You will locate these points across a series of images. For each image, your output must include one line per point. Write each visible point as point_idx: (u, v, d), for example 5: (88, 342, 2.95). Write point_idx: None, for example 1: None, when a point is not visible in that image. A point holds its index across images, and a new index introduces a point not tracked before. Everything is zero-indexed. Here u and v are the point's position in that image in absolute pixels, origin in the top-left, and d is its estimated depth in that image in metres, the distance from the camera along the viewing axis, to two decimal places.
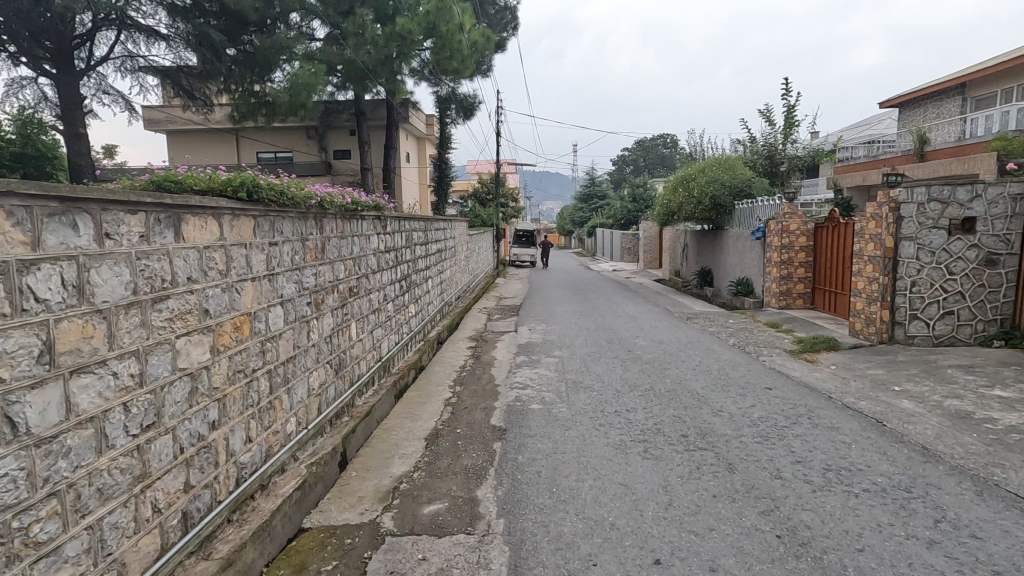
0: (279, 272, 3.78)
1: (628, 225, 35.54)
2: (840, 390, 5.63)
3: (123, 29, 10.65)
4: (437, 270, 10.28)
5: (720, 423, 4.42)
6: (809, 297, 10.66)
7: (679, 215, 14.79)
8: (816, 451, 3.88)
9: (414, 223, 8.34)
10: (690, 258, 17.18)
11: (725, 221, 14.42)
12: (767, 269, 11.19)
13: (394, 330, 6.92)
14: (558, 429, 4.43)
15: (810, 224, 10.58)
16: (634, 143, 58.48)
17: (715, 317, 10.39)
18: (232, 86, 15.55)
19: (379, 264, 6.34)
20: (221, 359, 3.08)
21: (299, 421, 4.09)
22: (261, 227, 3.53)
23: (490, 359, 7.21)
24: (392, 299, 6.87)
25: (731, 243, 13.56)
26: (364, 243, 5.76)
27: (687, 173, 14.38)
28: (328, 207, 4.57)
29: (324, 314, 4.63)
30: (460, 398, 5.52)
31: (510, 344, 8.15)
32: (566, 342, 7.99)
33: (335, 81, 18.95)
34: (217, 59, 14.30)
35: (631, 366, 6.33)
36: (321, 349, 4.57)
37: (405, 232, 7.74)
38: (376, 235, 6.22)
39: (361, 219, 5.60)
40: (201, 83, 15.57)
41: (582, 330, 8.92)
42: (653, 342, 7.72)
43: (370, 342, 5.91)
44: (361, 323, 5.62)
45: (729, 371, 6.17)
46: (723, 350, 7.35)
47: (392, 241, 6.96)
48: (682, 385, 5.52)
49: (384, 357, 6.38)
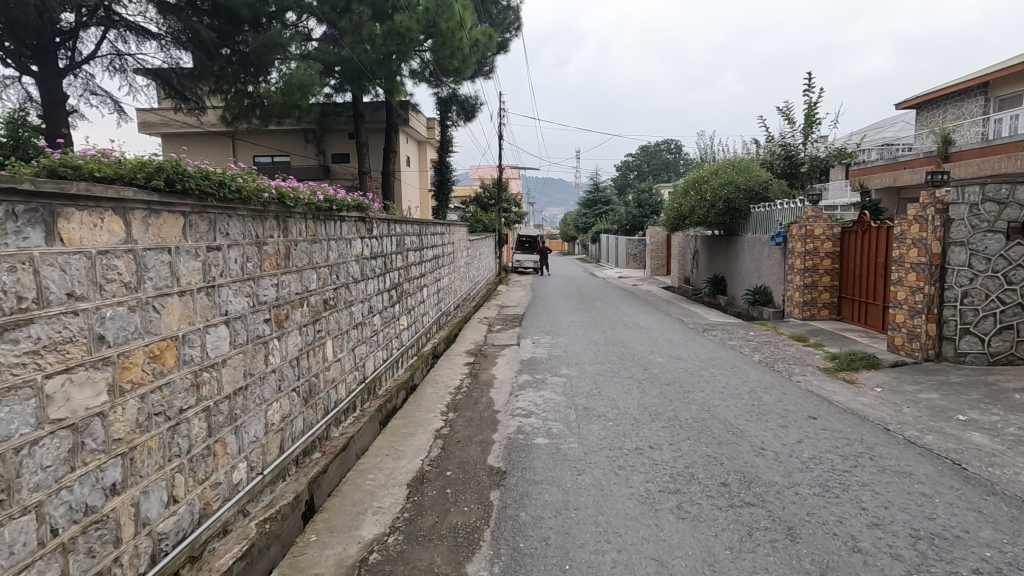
0: (221, 283, 3.03)
1: (633, 230, 34.77)
2: (896, 419, 4.82)
3: (111, 26, 10.08)
4: (434, 277, 9.54)
5: (766, 467, 3.64)
6: (836, 307, 9.87)
7: (691, 219, 14.03)
8: (894, 509, 3.10)
9: (406, 226, 7.59)
10: (701, 265, 16.38)
11: (740, 226, 13.66)
12: (789, 276, 10.40)
13: (381, 346, 6.16)
14: (569, 472, 3.65)
15: (836, 228, 9.79)
16: (638, 149, 57.85)
17: (734, 328, 9.60)
18: (224, 86, 14.90)
19: (363, 272, 5.58)
20: (126, 402, 2.32)
21: (250, 467, 3.33)
22: (195, 226, 2.79)
23: (490, 378, 6.43)
24: (378, 312, 6.12)
25: (746, 249, 12.80)
26: (344, 247, 5.01)
27: (699, 175, 13.63)
28: (294, 205, 3.82)
29: (288, 333, 3.87)
30: (452, 428, 4.73)
31: (511, 360, 7.38)
32: (574, 358, 7.22)
33: (332, 82, 18.41)
34: (209, 57, 13.66)
35: (649, 388, 5.56)
36: (285, 375, 3.82)
37: (396, 236, 7.00)
38: (359, 239, 5.47)
39: (340, 220, 4.85)
40: (193, 83, 14.92)
41: (591, 344, 8.15)
42: (671, 359, 6.94)
43: (350, 362, 5.16)
44: (339, 340, 4.87)
45: (762, 395, 5.38)
46: (749, 368, 6.56)
47: (379, 246, 6.22)
48: (711, 413, 4.75)
49: (368, 378, 5.61)
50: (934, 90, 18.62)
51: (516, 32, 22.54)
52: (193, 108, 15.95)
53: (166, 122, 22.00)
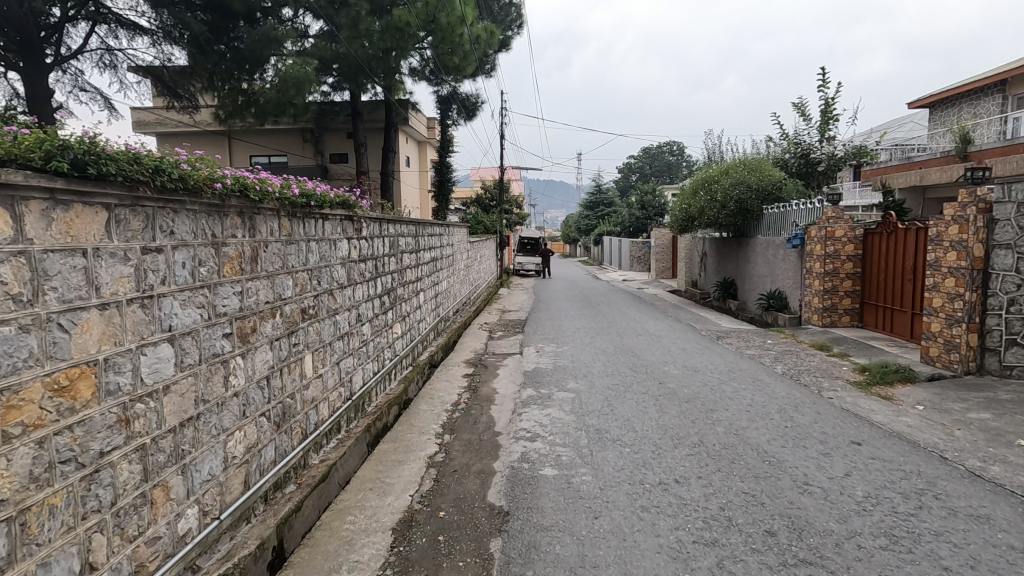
0: (163, 293, 2.49)
1: (636, 233, 34.21)
2: (950, 443, 4.26)
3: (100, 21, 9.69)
4: (431, 282, 9.01)
5: (816, 510, 3.09)
6: (858, 314, 9.32)
7: (700, 220, 13.49)
8: (985, 569, 2.54)
9: (401, 226, 7.03)
10: (710, 269, 15.82)
11: (752, 227, 13.12)
12: (806, 281, 9.86)
13: (371, 356, 5.63)
14: (584, 515, 3.09)
15: (859, 229, 9.23)
16: (640, 151, 57.31)
17: (750, 336, 9.04)
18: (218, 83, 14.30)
19: (350, 276, 5.03)
20: (13, 451, 1.77)
21: (204, 512, 2.78)
22: (124, 223, 2.25)
23: (490, 393, 5.88)
24: (368, 320, 5.57)
25: (759, 252, 12.25)
26: (328, 249, 4.47)
27: (709, 174, 13.11)
28: (264, 200, 3.28)
29: (255, 350, 3.33)
30: (448, 455, 4.18)
31: (514, 371, 6.83)
32: (582, 369, 6.68)
33: (329, 80, 17.93)
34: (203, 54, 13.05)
35: (667, 407, 5.00)
36: (250, 398, 3.27)
37: (390, 236, 6.46)
38: (345, 240, 4.92)
39: (321, 218, 4.30)
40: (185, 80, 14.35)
41: (599, 354, 7.59)
42: (687, 371, 6.39)
43: (334, 377, 4.61)
44: (320, 354, 4.32)
45: (794, 414, 4.83)
46: (775, 382, 6.01)
47: (370, 247, 5.68)
48: (742, 439, 4.20)
49: (355, 395, 5.07)
50: (950, 88, 18.06)
51: (518, 29, 22.03)
52: (186, 106, 15.42)
53: (160, 120, 21.47)
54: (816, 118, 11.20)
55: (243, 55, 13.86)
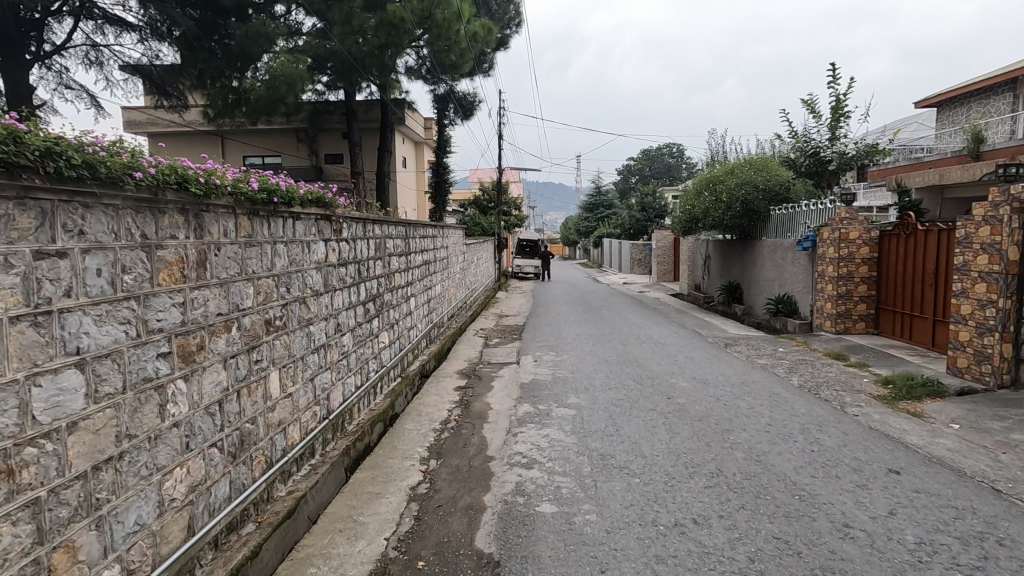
0: (66, 308, 2.01)
1: (636, 234, 33.75)
2: (1000, 471, 3.78)
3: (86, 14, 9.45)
4: (424, 286, 8.55)
5: (863, 562, 2.61)
6: (873, 320, 8.85)
7: (704, 222, 13.04)
8: None
9: (388, 227, 6.55)
10: (714, 272, 15.36)
11: (758, 229, 12.66)
12: (818, 285, 9.40)
13: (352, 369, 5.14)
14: (590, 569, 2.61)
15: (874, 231, 8.76)
16: (640, 152, 56.93)
17: (760, 344, 8.58)
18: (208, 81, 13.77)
19: (326, 282, 4.55)
20: None
21: (129, 572, 2.31)
22: (3, 220, 1.77)
23: (484, 409, 5.39)
24: (349, 329, 5.08)
25: (766, 255, 11.79)
26: (299, 252, 3.99)
27: (713, 174, 12.66)
28: (212, 195, 2.80)
29: (204, 370, 2.85)
30: (433, 485, 3.70)
31: (510, 383, 6.35)
32: (583, 381, 6.20)
33: (323, 78, 17.49)
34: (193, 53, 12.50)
35: (678, 427, 4.53)
36: (196, 428, 2.78)
37: (375, 238, 5.98)
38: (320, 242, 4.43)
39: (290, 218, 3.82)
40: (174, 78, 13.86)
41: (601, 363, 7.12)
42: (697, 384, 5.92)
43: (306, 395, 4.12)
44: (288, 370, 3.83)
45: (820, 436, 4.35)
46: (793, 396, 5.53)
47: (352, 250, 5.21)
48: (765, 467, 3.71)
49: (333, 413, 4.60)
50: (959, 86, 17.58)
51: (517, 28, 21.59)
52: (175, 105, 14.96)
53: (152, 120, 20.98)
54: (826, 115, 10.73)
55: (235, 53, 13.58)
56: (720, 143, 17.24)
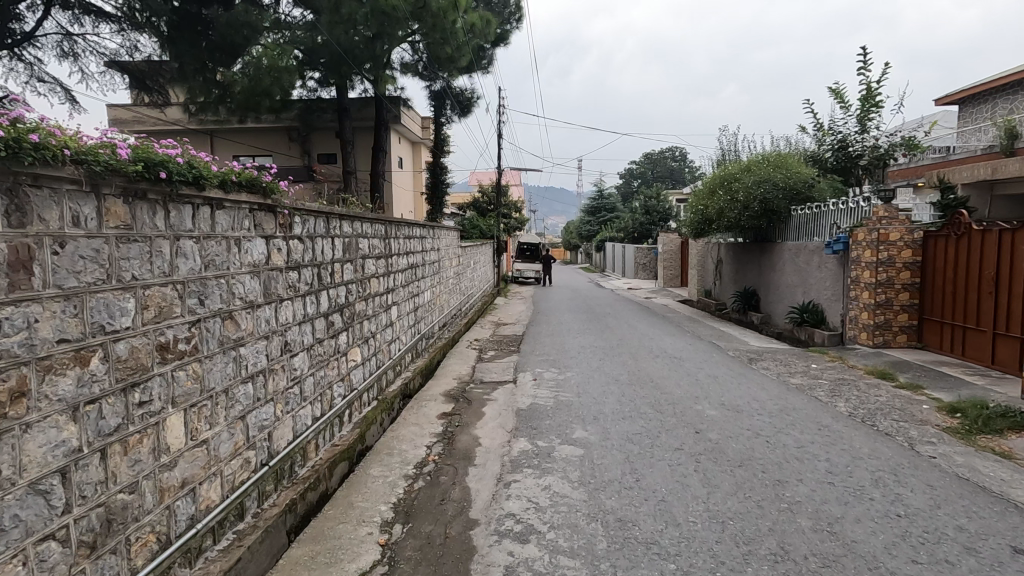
0: None
1: (640, 238, 32.85)
2: None
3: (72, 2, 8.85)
4: (409, 293, 7.58)
5: None
6: (916, 332, 7.86)
7: (718, 223, 12.09)
8: None
9: (362, 224, 5.58)
10: (726, 278, 14.38)
11: (777, 231, 11.68)
12: (851, 293, 8.41)
13: (306, 398, 4.16)
14: None
15: (917, 233, 7.76)
16: (643, 156, 56.10)
17: (789, 358, 7.61)
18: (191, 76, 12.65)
19: (266, 291, 3.56)
20: None
21: None
22: None
23: (470, 446, 4.39)
24: (303, 348, 4.11)
25: (787, 259, 10.83)
26: (219, 252, 3.01)
27: (728, 171, 11.75)
28: (31, 161, 1.82)
29: (26, 429, 1.87)
30: (392, 569, 2.71)
31: (504, 410, 5.38)
32: (591, 408, 5.23)
33: (313, 73, 16.59)
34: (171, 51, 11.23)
35: (716, 477, 3.55)
36: (6, 519, 1.81)
37: (343, 238, 5.02)
38: (259, 240, 3.47)
39: (203, 205, 2.84)
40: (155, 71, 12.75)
41: (611, 384, 6.14)
42: (727, 412, 4.96)
43: (230, 440, 3.13)
44: (200, 411, 2.84)
45: (901, 492, 3.36)
46: (850, 432, 4.52)
47: (308, 252, 4.23)
48: (847, 547, 2.72)
49: (275, 457, 3.62)
50: (984, 82, 16.56)
51: (517, 23, 20.67)
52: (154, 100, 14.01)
53: (137, 119, 20.11)
54: (854, 106, 9.77)
55: (219, 44, 12.45)
56: (732, 140, 16.26)
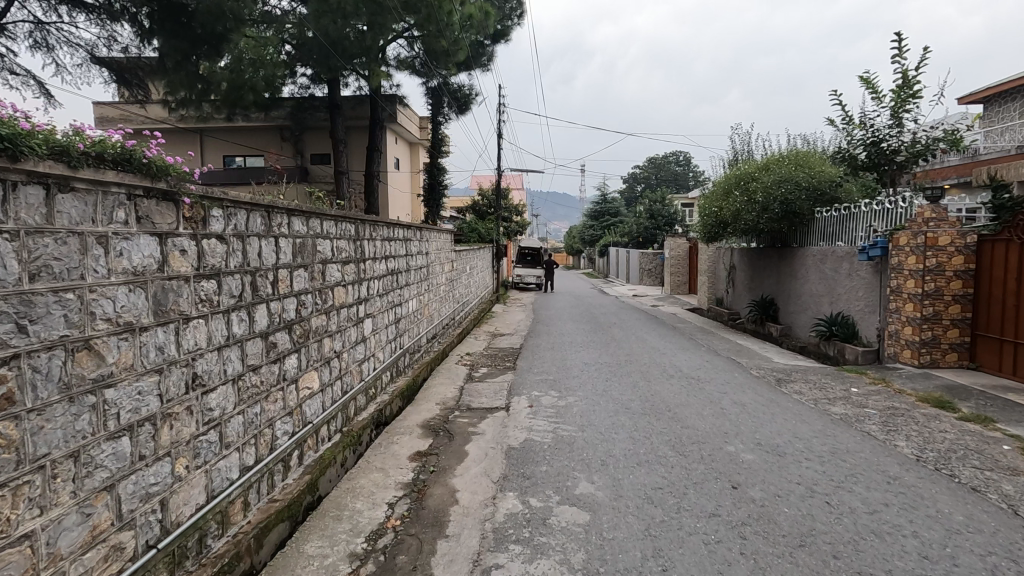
0: None
1: (645, 243, 31.86)
2: None
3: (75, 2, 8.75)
4: (389, 302, 6.64)
5: None
6: (968, 351, 6.88)
7: (734, 227, 11.16)
8: None
9: (323, 222, 4.63)
10: (741, 286, 13.41)
11: (799, 234, 10.72)
12: (891, 305, 7.43)
13: (228, 444, 3.19)
14: None
15: (970, 236, 6.77)
16: (646, 160, 55.19)
17: (825, 380, 6.63)
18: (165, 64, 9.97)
19: (159, 310, 2.61)
20: None
21: None
22: None
23: (443, 505, 3.42)
24: (224, 380, 3.16)
25: (812, 265, 9.87)
26: (56, 256, 2.06)
27: (746, 170, 10.83)
28: None
29: None
30: None
31: (490, 449, 4.41)
32: (597, 449, 4.26)
33: (302, 69, 15.65)
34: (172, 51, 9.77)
35: (772, 569, 2.58)
36: None
37: (294, 239, 4.07)
38: (144, 238, 2.52)
39: (20, 185, 1.90)
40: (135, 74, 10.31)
41: (620, 414, 5.18)
42: (767, 458, 3.99)
43: (83, 526, 2.17)
44: (15, 494, 1.90)
45: None
46: (928, 488, 3.54)
47: (236, 256, 3.28)
48: None
49: (171, 535, 2.66)
50: (1009, 79, 15.59)
51: (518, 19, 19.81)
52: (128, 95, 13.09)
53: (124, 117, 19.26)
54: (887, 97, 8.82)
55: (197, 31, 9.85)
56: (745, 139, 15.29)
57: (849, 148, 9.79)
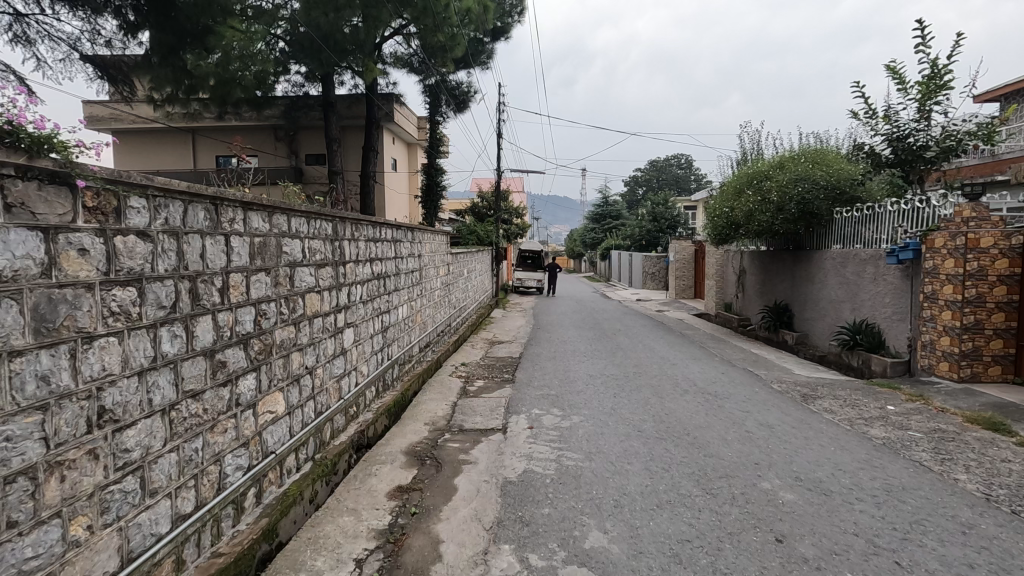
0: None
1: (648, 247, 31.25)
2: None
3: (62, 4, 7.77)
4: (374, 310, 6.03)
5: None
6: (1012, 364, 6.25)
7: (747, 228, 10.56)
8: None
9: (291, 220, 4.01)
10: (751, 291, 12.79)
11: (816, 237, 10.10)
12: (924, 313, 6.81)
13: (154, 492, 2.57)
14: None
15: (1015, 237, 6.15)
16: (648, 163, 54.64)
17: (856, 397, 6.01)
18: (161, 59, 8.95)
19: (42, 328, 1.99)
20: None
21: None
22: None
23: (422, 563, 2.79)
24: (149, 411, 2.53)
25: (831, 269, 9.25)
26: None
27: (759, 168, 10.23)
28: None
29: None
30: None
31: (483, 484, 3.78)
32: (608, 484, 3.64)
33: (296, 66, 15.05)
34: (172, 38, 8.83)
35: None
36: None
37: (251, 238, 3.45)
38: (18, 235, 1.90)
39: None
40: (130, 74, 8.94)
41: (632, 438, 4.56)
42: (811, 499, 3.37)
43: None
44: None
45: None
46: (1014, 540, 2.91)
47: (168, 258, 2.67)
48: None
49: None
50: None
51: (518, 16, 19.24)
52: None
53: (113, 116, 18.68)
54: (913, 89, 8.20)
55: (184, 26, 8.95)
56: (755, 138, 14.68)
57: (870, 145, 9.17)
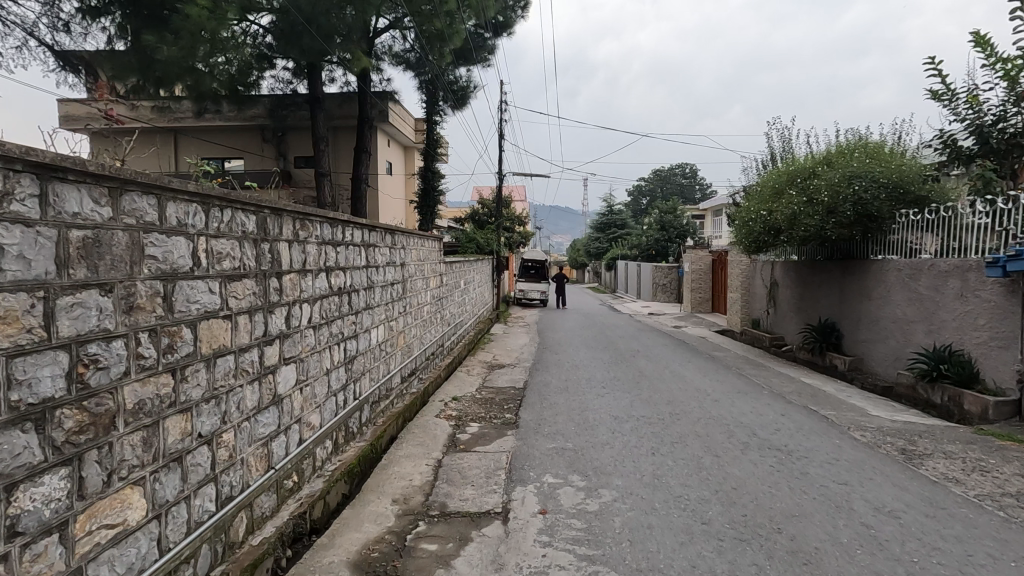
0: None
1: (656, 256, 29.77)
2: None
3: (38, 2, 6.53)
4: (333, 337, 4.52)
5: None
6: None
7: (788, 234, 9.09)
8: None
9: (165, 206, 2.51)
10: (787, 307, 11.26)
11: (871, 245, 8.60)
12: None
13: None
14: None
15: None
16: (653, 172, 53.37)
17: (977, 458, 4.48)
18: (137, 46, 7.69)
19: None
20: None
21: None
22: None
23: None
24: None
25: (897, 283, 7.74)
26: None
27: (803, 166, 8.80)
28: None
29: None
30: None
31: None
32: None
33: (280, 60, 13.71)
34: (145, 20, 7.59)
35: None
36: None
37: (61, 231, 1.96)
38: None
39: None
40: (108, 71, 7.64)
41: (696, 537, 3.05)
42: None
43: None
44: None
45: None
46: None
47: None
48: None
49: None
50: None
51: (523, 11, 17.91)
52: None
53: (90, 115, 17.45)
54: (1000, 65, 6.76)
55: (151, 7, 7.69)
56: (784, 136, 13.24)
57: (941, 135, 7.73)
